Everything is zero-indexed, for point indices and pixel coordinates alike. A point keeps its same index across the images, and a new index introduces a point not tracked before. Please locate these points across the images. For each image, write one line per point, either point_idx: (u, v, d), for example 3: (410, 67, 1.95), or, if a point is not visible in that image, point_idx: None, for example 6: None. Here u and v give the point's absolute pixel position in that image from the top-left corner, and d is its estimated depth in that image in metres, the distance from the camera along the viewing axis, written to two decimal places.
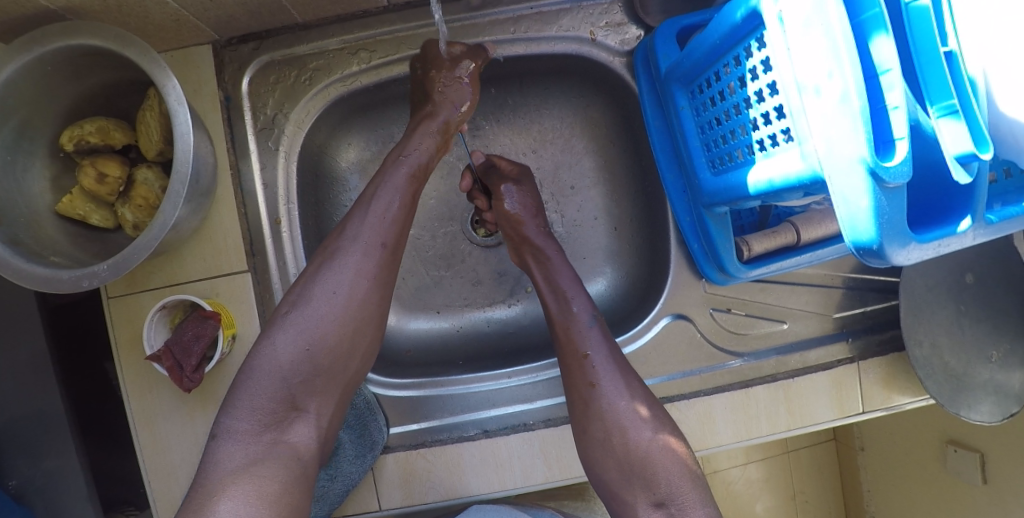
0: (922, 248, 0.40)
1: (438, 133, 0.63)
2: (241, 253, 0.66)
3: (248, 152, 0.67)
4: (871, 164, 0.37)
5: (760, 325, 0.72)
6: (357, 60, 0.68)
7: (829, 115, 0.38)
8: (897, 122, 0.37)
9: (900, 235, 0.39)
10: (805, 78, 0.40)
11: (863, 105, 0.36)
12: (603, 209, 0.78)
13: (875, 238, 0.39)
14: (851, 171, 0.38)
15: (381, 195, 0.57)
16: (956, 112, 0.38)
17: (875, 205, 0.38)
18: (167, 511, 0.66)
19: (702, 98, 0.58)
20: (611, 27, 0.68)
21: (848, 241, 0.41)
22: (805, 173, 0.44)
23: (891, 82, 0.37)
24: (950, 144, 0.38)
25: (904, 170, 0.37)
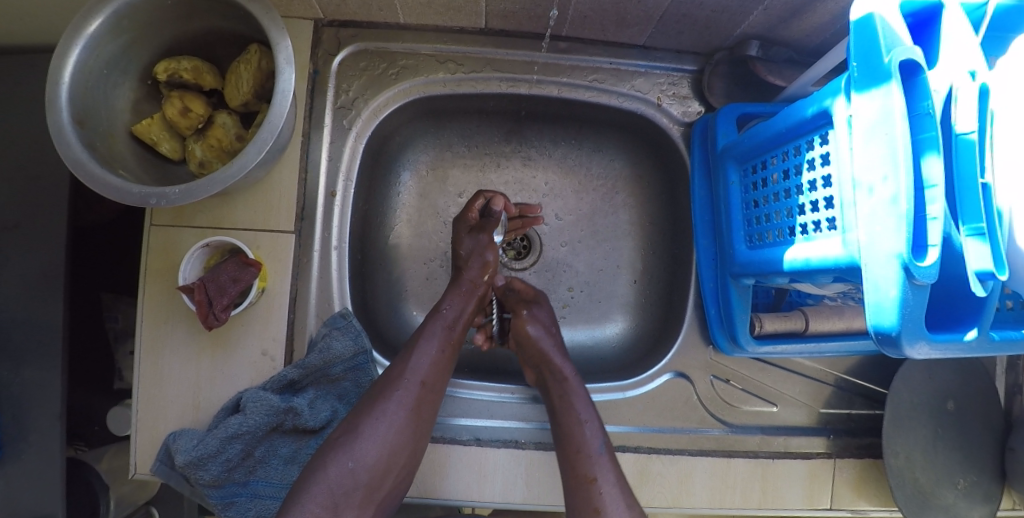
0: (933, 347, 0.45)
1: (473, 297, 0.70)
2: (291, 213, 0.68)
3: (321, 125, 0.71)
4: (906, 260, 0.41)
5: (753, 402, 0.74)
6: (444, 69, 0.73)
7: (877, 211, 0.43)
8: (933, 231, 0.42)
9: (917, 330, 0.43)
10: (861, 176, 0.44)
11: (909, 209, 0.41)
12: (628, 260, 0.82)
13: (896, 326, 0.43)
14: (886, 263, 0.43)
15: (422, 346, 0.64)
16: (982, 235, 0.43)
17: (901, 296, 0.42)
18: (147, 442, 0.66)
19: (753, 178, 0.63)
20: (677, 98, 0.74)
21: (868, 325, 0.45)
22: (843, 257, 0.48)
23: (934, 197, 0.42)
24: (972, 260, 0.43)
25: (934, 273, 0.41)
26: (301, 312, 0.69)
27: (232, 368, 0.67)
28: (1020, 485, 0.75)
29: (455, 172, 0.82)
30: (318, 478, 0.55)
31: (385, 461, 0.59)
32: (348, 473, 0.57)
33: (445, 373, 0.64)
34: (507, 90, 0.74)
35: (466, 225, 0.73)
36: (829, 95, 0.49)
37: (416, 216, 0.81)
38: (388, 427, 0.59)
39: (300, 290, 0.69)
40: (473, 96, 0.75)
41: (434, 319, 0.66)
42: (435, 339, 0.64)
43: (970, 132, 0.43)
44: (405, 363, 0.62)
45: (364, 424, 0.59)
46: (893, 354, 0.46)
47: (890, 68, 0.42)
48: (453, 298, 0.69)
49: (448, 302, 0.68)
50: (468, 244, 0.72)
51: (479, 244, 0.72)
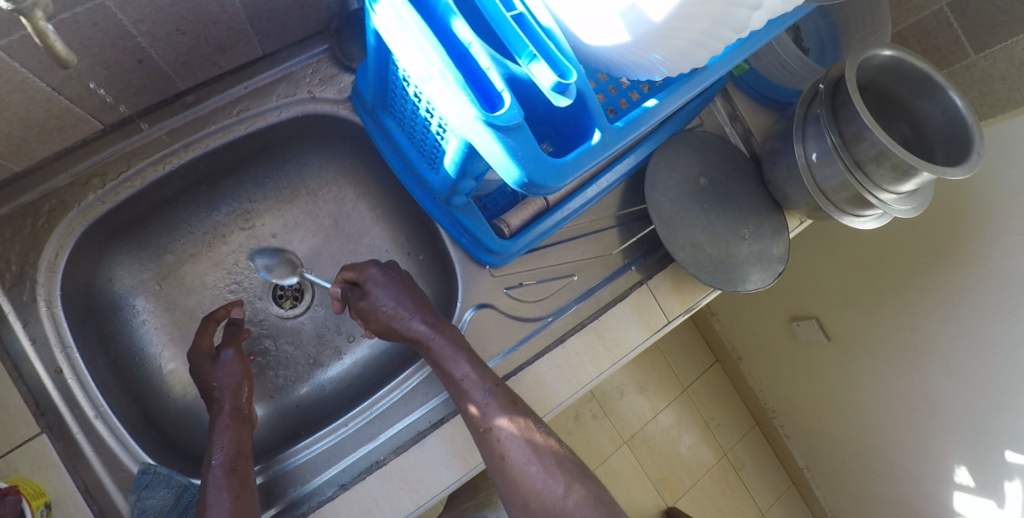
0: (569, 166, 0.50)
1: (231, 420, 0.65)
2: (28, 416, 0.61)
3: (4, 315, 0.63)
4: (483, 117, 0.45)
5: (552, 285, 0.79)
6: (92, 188, 0.67)
7: (445, 93, 0.46)
8: (495, 79, 0.46)
9: (540, 165, 0.48)
10: (419, 72, 0.47)
11: (456, 77, 0.45)
12: (389, 240, 0.84)
13: (521, 172, 0.47)
14: (477, 130, 0.46)
15: (210, 503, 0.58)
16: (535, 57, 0.46)
17: (505, 147, 0.46)
18: None
19: (400, 116, 0.66)
20: (325, 82, 0.74)
21: (510, 184, 0.49)
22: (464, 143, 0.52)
23: (478, 52, 0.46)
24: (542, 80, 0.46)
25: (511, 113, 0.45)
26: (106, 496, 0.63)
27: None
28: (790, 204, 0.85)
29: (187, 266, 0.80)
30: None
31: None
32: None
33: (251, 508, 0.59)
34: (169, 168, 0.70)
35: (202, 353, 0.70)
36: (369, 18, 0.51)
37: (177, 331, 0.78)
38: None
39: (90, 477, 0.63)
40: (145, 192, 0.70)
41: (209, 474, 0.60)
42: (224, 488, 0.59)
43: None
44: None
45: None
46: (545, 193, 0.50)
47: None
48: (222, 439, 0.63)
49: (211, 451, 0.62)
50: (211, 370, 0.68)
51: (224, 368, 0.69)
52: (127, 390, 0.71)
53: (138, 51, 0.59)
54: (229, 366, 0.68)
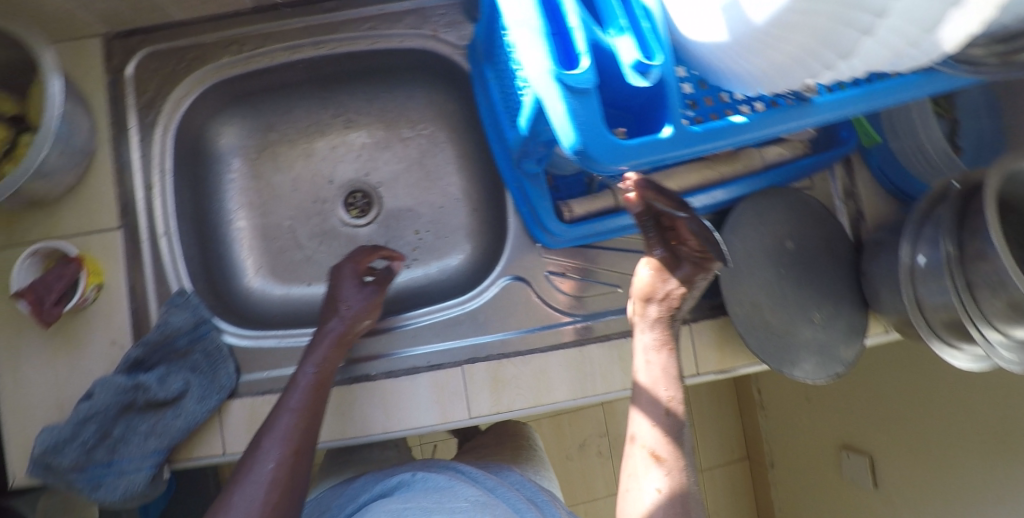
0: (632, 149, 0.48)
1: (331, 343, 0.65)
2: (113, 212, 0.72)
3: (128, 128, 0.74)
4: (556, 71, 0.45)
5: (595, 288, 0.76)
6: (229, 52, 0.76)
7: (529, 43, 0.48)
8: (578, 40, 0.46)
9: (598, 137, 0.47)
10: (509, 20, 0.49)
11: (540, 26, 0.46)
12: (465, 191, 0.85)
13: (578, 137, 0.47)
14: (547, 83, 0.46)
15: (277, 425, 0.59)
16: (624, 31, 0.48)
17: (570, 106, 0.46)
18: (19, 452, 0.70)
19: (499, 70, 0.67)
20: (451, 26, 0.77)
21: (567, 148, 0.48)
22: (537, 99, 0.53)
23: (569, 12, 0.47)
24: (625, 54, 0.47)
25: (587, 75, 0.45)
26: (143, 301, 0.73)
27: (87, 364, 0.71)
28: (879, 307, 0.76)
29: (282, 148, 0.85)
30: None
31: None
32: None
33: (310, 435, 0.60)
34: (295, 57, 0.77)
35: (353, 272, 0.70)
36: None
37: (255, 198, 0.84)
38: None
39: (139, 281, 0.73)
40: (269, 70, 0.79)
41: (290, 387, 0.62)
42: (288, 413, 0.60)
43: None
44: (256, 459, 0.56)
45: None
46: (597, 170, 0.49)
47: None
48: (317, 356, 0.65)
49: (309, 362, 0.64)
50: (347, 291, 0.69)
51: (358, 294, 0.69)
52: (196, 227, 0.78)
53: None
54: (355, 296, 0.69)
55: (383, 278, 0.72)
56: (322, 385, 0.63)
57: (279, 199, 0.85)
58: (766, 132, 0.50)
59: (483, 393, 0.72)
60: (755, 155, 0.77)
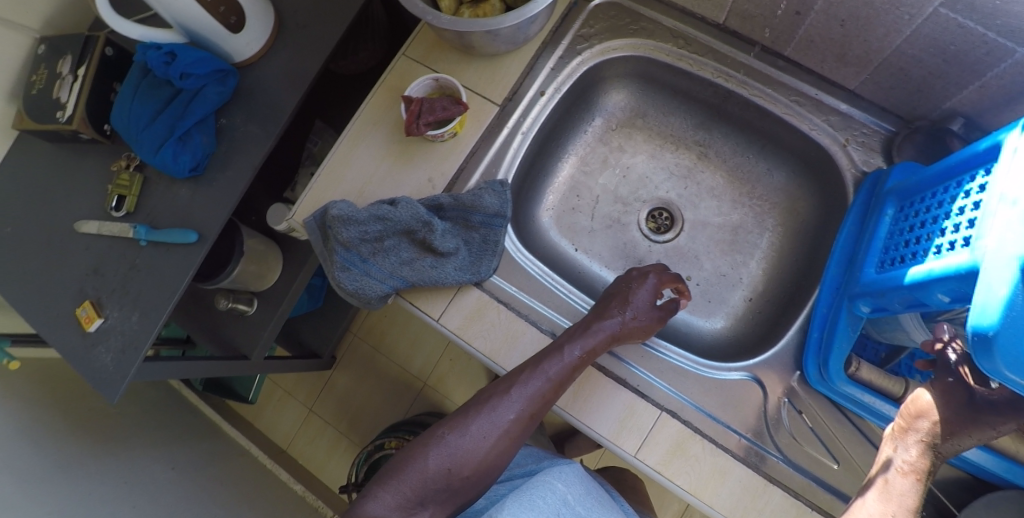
0: None
1: (602, 340, 0.71)
2: (503, 91, 0.82)
3: (559, 43, 0.84)
4: None
5: (817, 446, 0.73)
6: (672, 41, 0.81)
7: (1013, 220, 0.47)
8: None
9: (1017, 339, 0.46)
10: (1011, 190, 0.48)
11: None
12: (753, 277, 0.85)
13: (995, 326, 0.46)
14: (1005, 265, 0.46)
15: (529, 381, 0.69)
16: None
17: (1010, 297, 0.46)
18: (312, 199, 0.81)
19: (908, 214, 0.65)
20: (864, 146, 0.76)
21: (969, 324, 0.49)
22: (965, 263, 0.51)
23: None
24: None
25: None
26: (472, 166, 0.81)
27: (401, 179, 0.80)
28: None
29: (639, 135, 0.90)
30: (422, 457, 0.68)
31: (474, 469, 0.68)
32: (445, 470, 0.68)
33: (547, 404, 0.70)
34: (716, 80, 0.81)
35: (648, 289, 0.77)
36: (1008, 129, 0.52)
37: (588, 156, 0.91)
38: (482, 444, 0.68)
39: (480, 150, 0.82)
40: (685, 74, 0.82)
41: (555, 354, 0.69)
42: (541, 379, 0.69)
43: None
44: (505, 397, 0.69)
45: (472, 423, 0.69)
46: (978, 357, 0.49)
47: None
48: (585, 339, 0.71)
49: (577, 345, 0.70)
50: (636, 301, 0.75)
51: (645, 312, 0.75)
52: (540, 144, 0.86)
53: (804, 5, 0.69)
54: (642, 313, 0.75)
55: (666, 308, 0.77)
56: (578, 367, 0.70)
57: (604, 170, 0.91)
58: None
59: (658, 446, 0.72)
60: None
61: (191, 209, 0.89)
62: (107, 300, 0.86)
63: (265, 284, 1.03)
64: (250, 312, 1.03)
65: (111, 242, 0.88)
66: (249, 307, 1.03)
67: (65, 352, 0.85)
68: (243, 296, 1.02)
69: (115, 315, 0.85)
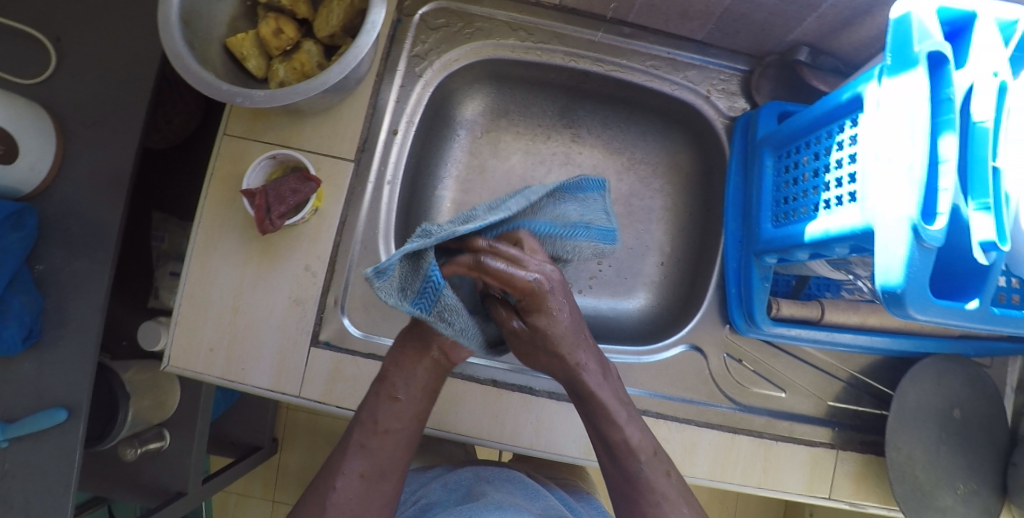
0: (937, 310, 0.51)
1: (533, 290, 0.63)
2: (353, 143, 0.73)
3: (395, 70, 0.75)
4: (916, 222, 0.48)
5: (762, 385, 0.76)
6: (515, 36, 0.76)
7: (894, 181, 0.50)
8: (943, 200, 0.48)
9: (920, 289, 0.50)
10: (882, 149, 0.52)
11: (921, 176, 0.48)
12: (658, 241, 0.85)
13: (902, 283, 0.50)
14: (898, 226, 0.49)
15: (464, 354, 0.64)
16: (987, 209, 0.49)
17: (908, 256, 0.49)
18: (181, 334, 0.70)
19: (788, 164, 0.67)
20: (726, 93, 0.78)
21: (877, 284, 0.52)
22: (858, 223, 0.55)
23: (945, 171, 0.48)
24: (977, 230, 0.49)
25: (940, 236, 0.47)
26: (348, 235, 0.73)
27: (276, 276, 0.71)
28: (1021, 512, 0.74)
29: (508, 137, 0.86)
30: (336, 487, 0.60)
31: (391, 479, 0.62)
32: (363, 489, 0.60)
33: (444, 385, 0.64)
34: (570, 63, 0.77)
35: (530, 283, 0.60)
36: (864, 80, 0.55)
37: (464, 174, 0.85)
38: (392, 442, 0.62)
39: (350, 216, 0.73)
40: (536, 65, 0.78)
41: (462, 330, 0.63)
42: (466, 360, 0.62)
43: (984, 121, 0.49)
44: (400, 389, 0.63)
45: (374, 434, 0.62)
46: (892, 312, 0.52)
47: (918, 57, 0.49)
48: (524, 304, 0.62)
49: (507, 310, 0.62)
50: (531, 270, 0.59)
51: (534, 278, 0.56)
52: (411, 181, 0.78)
53: None
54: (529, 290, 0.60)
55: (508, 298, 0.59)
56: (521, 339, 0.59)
57: (484, 181, 0.85)
58: None
59: None
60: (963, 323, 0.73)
61: (47, 383, 0.77)
62: None
63: (167, 410, 0.94)
64: (166, 445, 0.94)
65: None
66: (163, 440, 0.93)
67: None
68: (150, 433, 0.92)
69: None
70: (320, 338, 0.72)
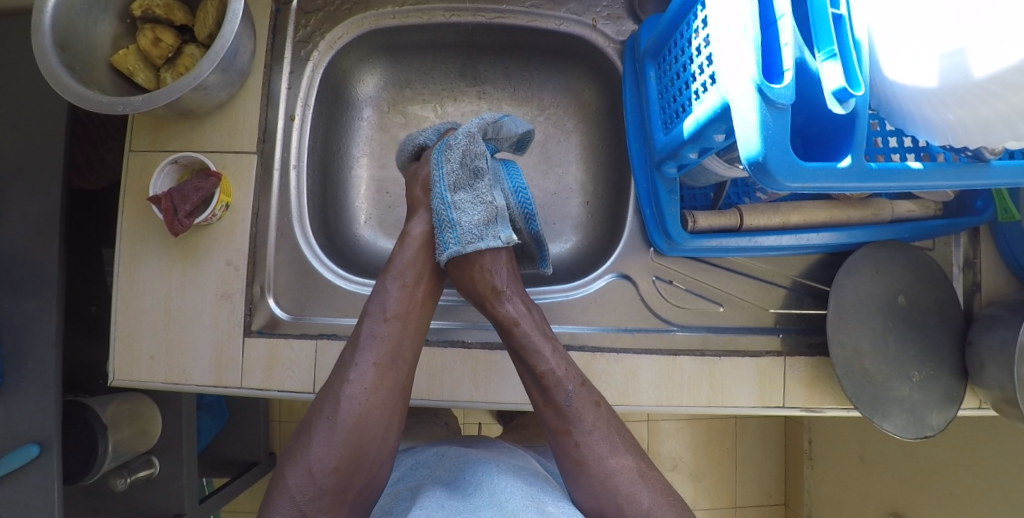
0: (809, 176, 0.47)
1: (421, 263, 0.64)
2: (253, 136, 0.74)
3: (283, 58, 0.76)
4: (759, 82, 0.44)
5: (698, 303, 0.76)
6: (392, 2, 0.78)
7: (735, 46, 0.47)
8: (786, 56, 0.45)
9: (782, 155, 0.46)
10: (722, 19, 0.49)
11: (755, 34, 0.45)
12: (580, 182, 0.86)
13: (761, 151, 0.46)
14: (746, 92, 0.46)
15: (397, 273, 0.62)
16: (834, 56, 0.44)
17: (760, 120, 0.45)
18: (121, 349, 0.72)
19: (665, 68, 0.67)
20: (611, 18, 0.78)
21: (743, 160, 0.48)
22: (719, 102, 0.52)
23: (784, 25, 0.45)
24: (828, 81, 0.45)
25: (786, 92, 0.44)
26: (263, 226, 0.74)
27: (202, 275, 0.72)
28: (980, 380, 0.72)
29: (415, 106, 0.88)
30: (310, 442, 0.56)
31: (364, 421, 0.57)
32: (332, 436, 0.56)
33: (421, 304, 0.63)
34: (453, 20, 0.79)
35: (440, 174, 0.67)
36: None
37: (377, 149, 0.87)
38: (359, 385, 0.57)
39: (263, 207, 0.74)
40: (421, 28, 0.80)
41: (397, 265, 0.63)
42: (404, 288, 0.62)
43: None
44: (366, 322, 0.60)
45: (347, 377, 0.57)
46: (764, 186, 0.48)
47: None
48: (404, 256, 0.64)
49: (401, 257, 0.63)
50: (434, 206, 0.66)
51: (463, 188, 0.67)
52: (322, 166, 0.80)
53: None
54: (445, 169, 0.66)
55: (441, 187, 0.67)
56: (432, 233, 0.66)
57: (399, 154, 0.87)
58: (936, 185, 0.50)
59: None
60: (887, 206, 0.73)
61: (16, 421, 0.80)
62: None
63: (152, 438, 0.97)
64: (156, 471, 0.96)
65: None
66: (152, 467, 0.96)
67: None
68: (139, 462, 0.96)
69: None
70: (254, 328, 0.73)
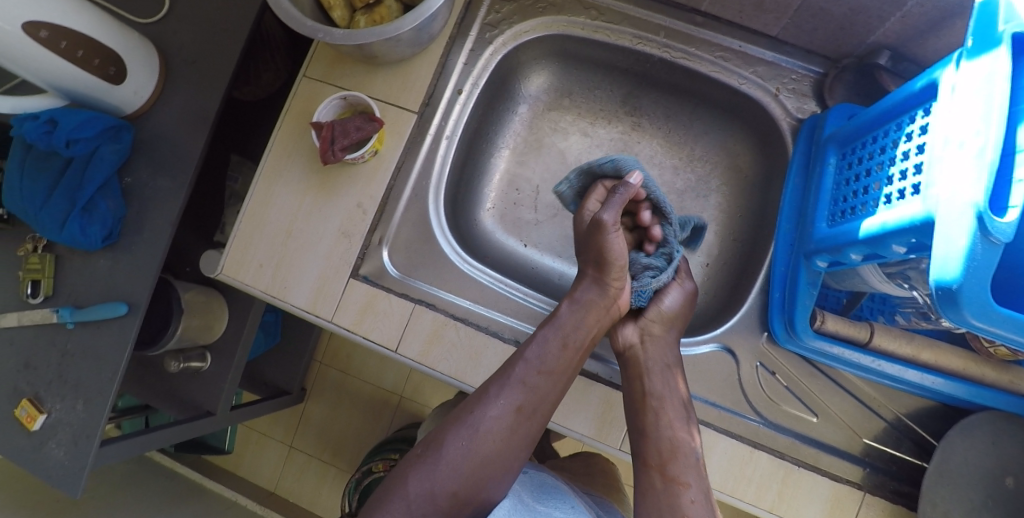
0: (1000, 320, 0.44)
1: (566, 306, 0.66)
2: (419, 98, 0.76)
3: (467, 35, 0.78)
4: (982, 209, 0.42)
5: (795, 404, 0.72)
6: (585, 14, 0.78)
7: (962, 166, 0.45)
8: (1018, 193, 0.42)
9: (980, 290, 0.43)
10: (954, 134, 0.47)
11: (994, 161, 0.43)
12: (707, 242, 0.84)
13: (959, 279, 0.43)
14: (961, 214, 0.44)
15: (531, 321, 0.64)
16: None
17: (969, 247, 0.43)
18: (235, 250, 0.75)
19: (850, 161, 0.65)
20: (795, 93, 0.76)
21: (931, 281, 0.46)
22: (920, 215, 0.49)
23: None
24: None
25: (1010, 229, 0.41)
26: (401, 183, 0.76)
27: (331, 208, 0.74)
28: None
29: (569, 117, 0.88)
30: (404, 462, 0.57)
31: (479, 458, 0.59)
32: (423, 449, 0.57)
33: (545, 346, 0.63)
34: (638, 48, 0.78)
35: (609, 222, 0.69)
36: (942, 67, 0.51)
37: (521, 146, 0.88)
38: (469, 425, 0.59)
39: (405, 166, 0.76)
40: (603, 46, 0.80)
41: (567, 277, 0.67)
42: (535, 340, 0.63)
43: None
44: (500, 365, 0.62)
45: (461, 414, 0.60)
46: (945, 315, 0.46)
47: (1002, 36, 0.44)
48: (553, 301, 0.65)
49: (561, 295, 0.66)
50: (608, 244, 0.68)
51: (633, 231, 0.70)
52: (468, 145, 0.82)
53: None
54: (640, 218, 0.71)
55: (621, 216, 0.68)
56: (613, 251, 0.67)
57: (539, 156, 0.88)
58: None
59: None
60: None
61: (114, 280, 0.85)
62: (46, 393, 0.84)
63: (215, 335, 1.01)
64: (205, 366, 1.01)
65: (37, 331, 0.85)
66: (203, 362, 1.00)
67: (12, 453, 0.82)
68: (194, 353, 1.00)
69: (59, 405, 0.83)
70: (361, 272, 0.74)
